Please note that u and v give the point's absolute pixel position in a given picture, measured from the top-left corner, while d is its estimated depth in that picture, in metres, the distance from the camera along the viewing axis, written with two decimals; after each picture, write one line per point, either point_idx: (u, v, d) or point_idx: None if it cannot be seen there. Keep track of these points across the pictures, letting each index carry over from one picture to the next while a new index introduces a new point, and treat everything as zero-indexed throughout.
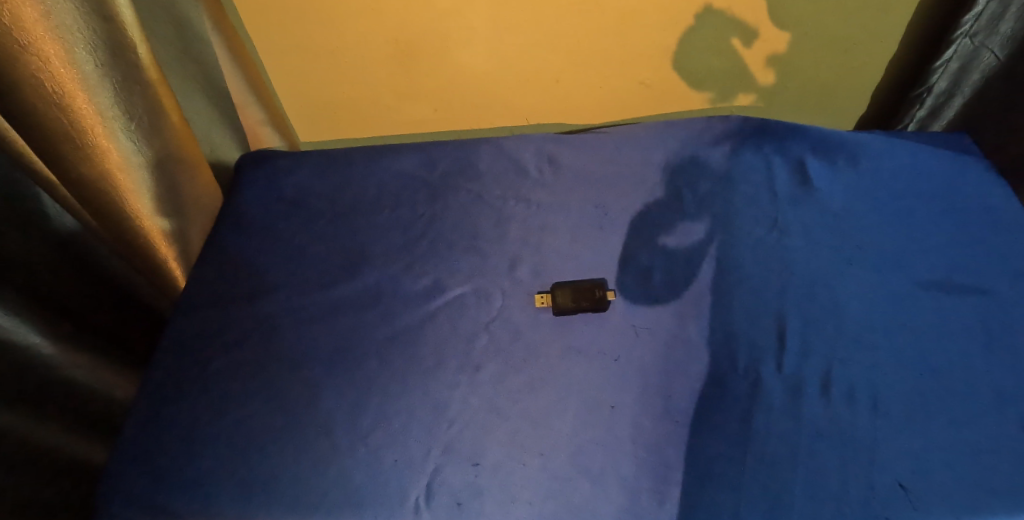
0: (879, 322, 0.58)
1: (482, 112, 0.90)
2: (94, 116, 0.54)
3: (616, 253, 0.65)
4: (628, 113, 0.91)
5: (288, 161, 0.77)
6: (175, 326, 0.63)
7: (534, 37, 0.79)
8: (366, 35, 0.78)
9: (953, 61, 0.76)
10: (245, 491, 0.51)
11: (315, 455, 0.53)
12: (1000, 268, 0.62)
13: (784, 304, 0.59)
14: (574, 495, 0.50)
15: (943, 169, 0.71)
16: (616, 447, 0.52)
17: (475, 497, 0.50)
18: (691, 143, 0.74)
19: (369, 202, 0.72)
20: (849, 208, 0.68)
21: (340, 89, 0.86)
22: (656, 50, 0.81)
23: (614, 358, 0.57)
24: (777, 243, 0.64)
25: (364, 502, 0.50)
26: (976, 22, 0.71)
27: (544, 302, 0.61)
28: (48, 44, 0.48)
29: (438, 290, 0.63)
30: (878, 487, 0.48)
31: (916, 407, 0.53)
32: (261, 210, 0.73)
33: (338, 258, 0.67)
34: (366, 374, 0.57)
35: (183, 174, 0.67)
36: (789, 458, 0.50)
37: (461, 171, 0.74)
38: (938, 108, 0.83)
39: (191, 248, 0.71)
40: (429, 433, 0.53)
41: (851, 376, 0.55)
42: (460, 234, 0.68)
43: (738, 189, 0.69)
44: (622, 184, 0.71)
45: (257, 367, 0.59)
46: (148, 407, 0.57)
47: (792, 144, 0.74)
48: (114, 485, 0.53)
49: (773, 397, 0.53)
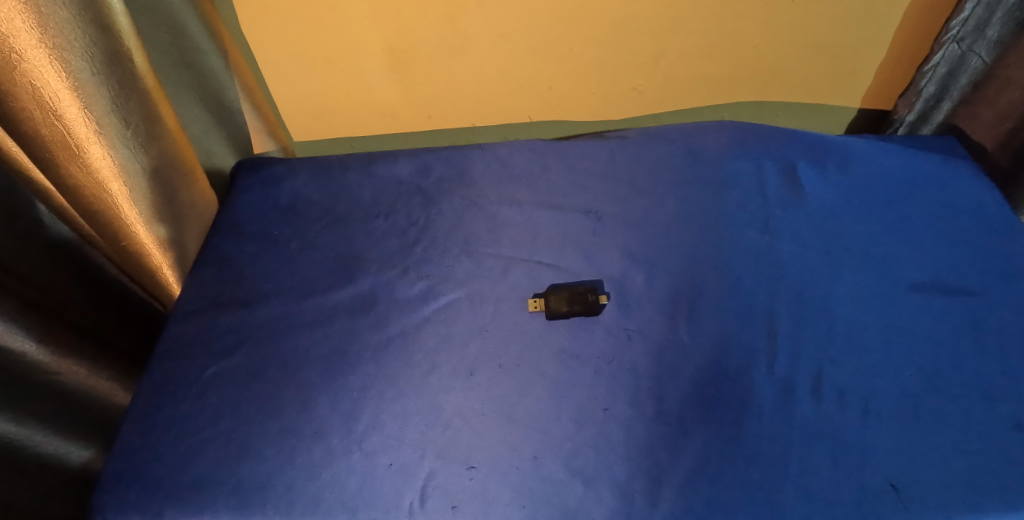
0: (871, 324, 0.59)
1: (476, 118, 0.91)
2: (89, 124, 0.54)
3: (609, 257, 0.65)
4: (620, 118, 0.91)
5: (283, 168, 0.78)
6: (168, 332, 0.63)
7: (529, 45, 0.80)
8: (362, 42, 0.78)
9: (942, 65, 0.77)
10: (239, 495, 0.51)
11: (309, 460, 0.53)
12: (991, 270, 0.63)
13: (775, 308, 0.60)
14: (568, 496, 0.50)
15: (933, 172, 0.72)
16: (610, 448, 0.52)
17: (471, 499, 0.50)
18: (684, 148, 0.75)
19: (363, 207, 0.72)
20: (840, 211, 0.68)
21: (335, 95, 0.86)
22: (651, 57, 0.82)
23: (607, 361, 0.57)
24: (767, 246, 0.65)
25: (359, 506, 0.50)
26: (964, 27, 0.73)
27: (537, 307, 0.61)
28: (43, 53, 0.48)
29: (432, 295, 0.63)
30: (868, 487, 0.49)
31: (908, 409, 0.53)
32: (255, 217, 0.73)
33: (332, 264, 0.67)
34: (360, 379, 0.57)
35: (179, 181, 0.67)
36: (780, 460, 0.50)
37: (456, 177, 0.74)
38: (927, 113, 0.84)
39: (188, 253, 0.71)
40: (423, 436, 0.54)
41: (842, 377, 0.55)
42: (454, 240, 0.68)
43: (731, 193, 0.70)
44: (616, 188, 0.72)
45: (254, 371, 0.59)
46: (143, 410, 0.57)
47: (781, 149, 0.74)
48: (109, 489, 0.53)
49: (764, 399, 0.54)
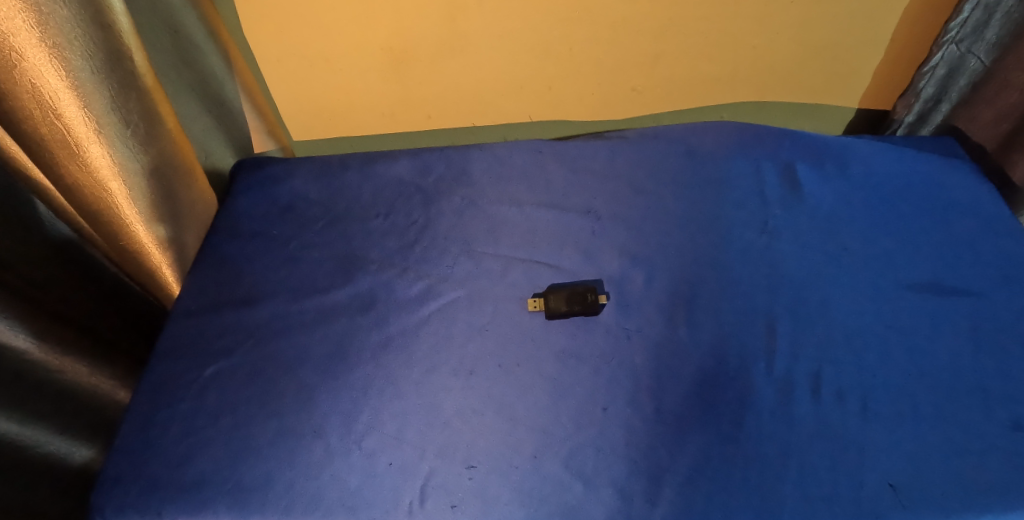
0: (869, 324, 0.59)
1: (475, 117, 0.91)
2: (88, 123, 0.54)
3: (609, 257, 0.65)
4: (620, 118, 0.91)
5: (283, 167, 0.78)
6: (167, 332, 0.63)
7: (528, 45, 0.80)
8: (362, 42, 0.78)
9: (941, 66, 0.77)
10: (239, 494, 0.51)
11: (309, 460, 0.53)
12: (988, 271, 0.63)
13: (774, 308, 0.60)
14: (568, 495, 0.50)
15: (932, 173, 0.72)
16: (610, 447, 0.52)
17: (471, 499, 0.50)
18: (684, 149, 0.75)
19: (362, 207, 0.72)
20: (838, 212, 0.68)
21: (336, 95, 0.86)
22: (650, 58, 0.82)
23: (606, 361, 0.57)
24: (766, 247, 0.65)
25: (358, 505, 0.50)
26: (963, 29, 0.73)
27: (536, 307, 0.61)
28: (42, 52, 0.48)
29: (432, 294, 0.63)
30: (866, 486, 0.49)
31: (906, 408, 0.53)
32: (255, 216, 0.73)
33: (331, 264, 0.67)
34: (360, 379, 0.57)
35: (179, 180, 0.67)
36: (779, 460, 0.50)
37: (455, 177, 0.75)
38: (926, 113, 0.84)
39: (188, 252, 0.71)
40: (423, 436, 0.54)
41: (841, 377, 0.55)
42: (454, 239, 0.68)
43: (730, 194, 0.70)
44: (615, 189, 0.72)
45: (254, 370, 0.59)
46: (142, 410, 0.57)
47: (781, 150, 0.74)
48: (108, 488, 0.53)
49: (763, 399, 0.54)
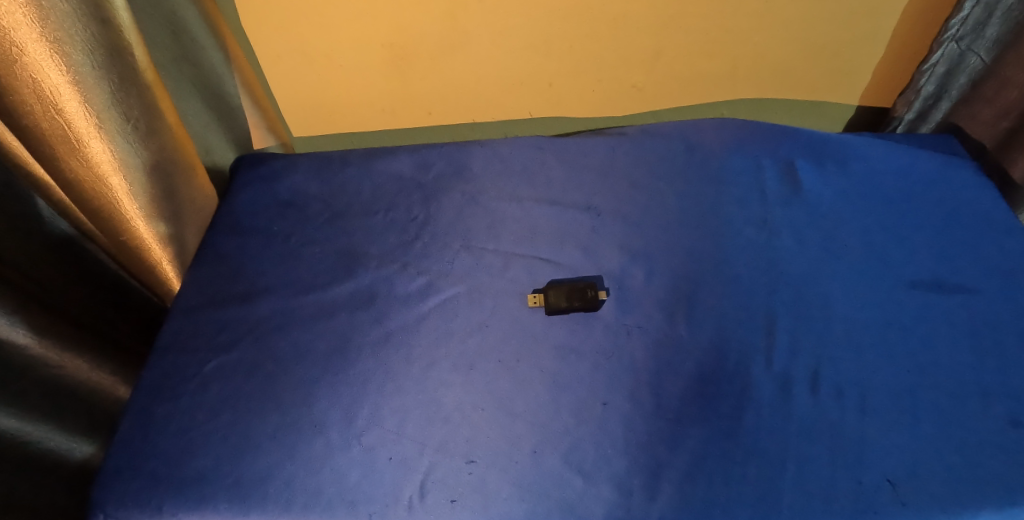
0: (868, 321, 0.59)
1: (476, 113, 0.91)
2: (88, 118, 0.54)
3: (609, 253, 0.65)
4: (620, 114, 0.91)
5: (283, 163, 0.78)
6: (167, 328, 0.63)
7: (529, 41, 0.80)
8: (362, 38, 0.78)
9: (941, 64, 0.77)
10: (239, 489, 0.51)
11: (309, 455, 0.53)
12: (988, 269, 0.63)
13: (773, 305, 0.60)
14: (567, 490, 0.50)
15: (933, 171, 0.72)
16: (609, 441, 0.52)
17: (471, 493, 0.50)
18: (684, 146, 0.75)
19: (362, 203, 0.72)
20: (838, 208, 0.68)
21: (335, 91, 0.86)
22: (650, 55, 0.82)
23: (606, 357, 0.57)
24: (766, 244, 0.65)
25: (358, 500, 0.50)
26: (963, 27, 0.73)
27: (537, 302, 0.61)
28: (41, 46, 0.48)
29: (431, 290, 0.63)
30: (865, 482, 0.49)
31: (905, 406, 0.53)
32: (255, 212, 0.73)
33: (331, 259, 0.67)
34: (360, 374, 0.57)
35: (179, 176, 0.67)
36: (777, 456, 0.51)
37: (456, 172, 0.74)
38: (926, 111, 0.84)
39: (188, 248, 0.71)
40: (423, 431, 0.54)
41: (840, 375, 0.55)
42: (454, 235, 0.68)
43: (730, 190, 0.70)
44: (615, 186, 0.72)
45: (254, 366, 0.59)
46: (143, 405, 0.57)
47: (781, 146, 0.74)
48: (108, 482, 0.53)
49: (761, 395, 0.54)
